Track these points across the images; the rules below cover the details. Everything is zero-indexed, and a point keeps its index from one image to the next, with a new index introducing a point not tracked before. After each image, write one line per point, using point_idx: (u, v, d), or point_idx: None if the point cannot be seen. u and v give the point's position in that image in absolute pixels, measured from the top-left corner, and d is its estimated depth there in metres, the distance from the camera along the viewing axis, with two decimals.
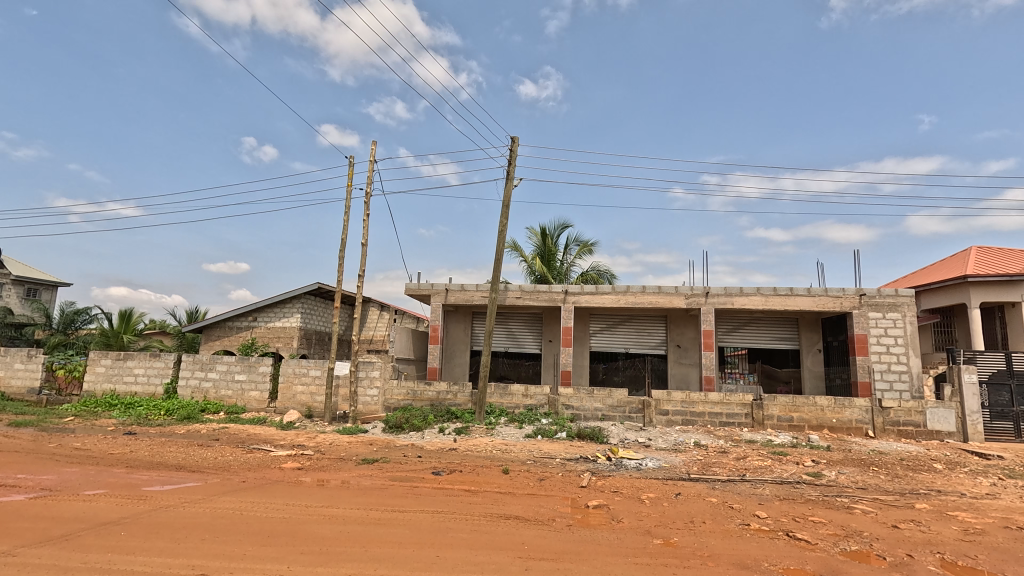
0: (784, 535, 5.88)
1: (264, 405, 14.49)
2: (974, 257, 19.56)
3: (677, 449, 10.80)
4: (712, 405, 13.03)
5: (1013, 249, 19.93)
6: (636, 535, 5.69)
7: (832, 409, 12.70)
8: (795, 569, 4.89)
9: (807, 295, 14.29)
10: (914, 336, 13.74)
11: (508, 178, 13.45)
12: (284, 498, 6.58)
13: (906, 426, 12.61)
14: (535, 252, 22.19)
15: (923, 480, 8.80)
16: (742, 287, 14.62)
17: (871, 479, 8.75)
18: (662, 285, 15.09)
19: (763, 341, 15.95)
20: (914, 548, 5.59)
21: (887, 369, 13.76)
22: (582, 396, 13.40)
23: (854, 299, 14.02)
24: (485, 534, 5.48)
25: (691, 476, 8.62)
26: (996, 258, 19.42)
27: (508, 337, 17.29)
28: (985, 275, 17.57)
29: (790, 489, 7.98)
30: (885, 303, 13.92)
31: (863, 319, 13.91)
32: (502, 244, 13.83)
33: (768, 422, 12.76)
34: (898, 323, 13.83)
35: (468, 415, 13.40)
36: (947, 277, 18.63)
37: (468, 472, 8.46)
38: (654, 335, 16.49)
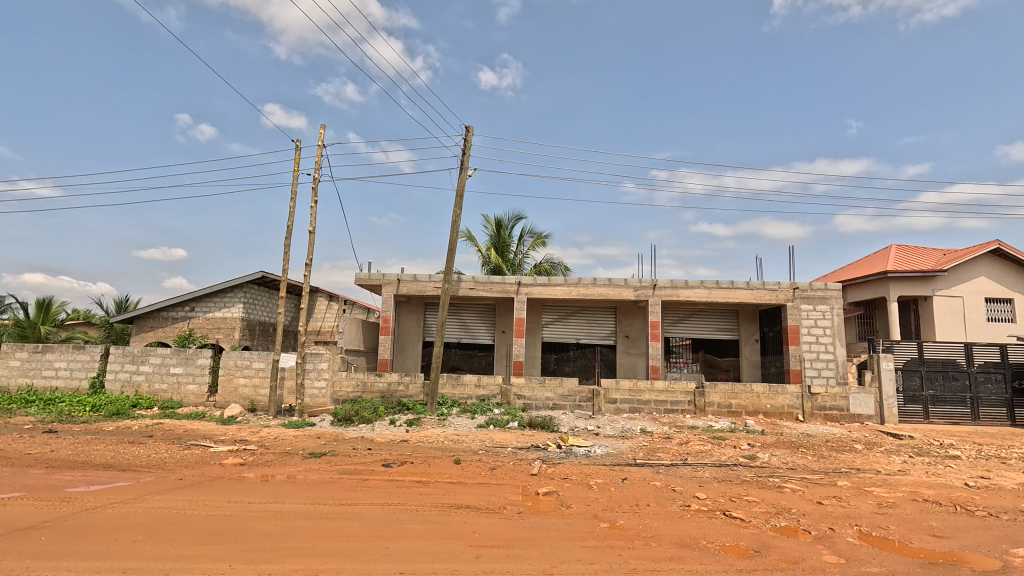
0: (722, 514, 6.23)
1: (203, 400, 13.79)
2: (894, 254, 21.22)
3: (624, 436, 11.19)
4: (657, 393, 13.54)
5: (926, 248, 21.77)
6: (584, 519, 5.86)
7: (766, 395, 13.50)
8: (731, 546, 5.21)
9: (746, 288, 15.04)
10: (840, 326, 14.76)
11: (462, 167, 13.28)
12: (226, 495, 6.30)
13: (832, 411, 13.59)
14: (490, 242, 22.16)
15: (845, 459, 9.55)
16: (687, 279, 15.21)
17: (799, 460, 9.39)
18: (612, 277, 15.42)
19: (704, 332, 16.76)
20: (836, 522, 6.08)
21: (816, 358, 14.67)
22: (533, 386, 13.62)
23: (789, 293, 14.89)
24: (437, 524, 5.50)
25: (638, 462, 8.93)
26: (913, 255, 21.14)
27: (461, 328, 17.24)
28: (903, 271, 19.10)
29: (728, 472, 8.43)
30: (815, 296, 14.86)
31: (796, 311, 14.82)
32: (455, 232, 13.72)
33: (709, 408, 13.41)
34: (827, 314, 14.78)
35: (419, 407, 13.28)
36: (871, 272, 20.14)
37: (420, 464, 8.40)
38: (604, 326, 16.89)
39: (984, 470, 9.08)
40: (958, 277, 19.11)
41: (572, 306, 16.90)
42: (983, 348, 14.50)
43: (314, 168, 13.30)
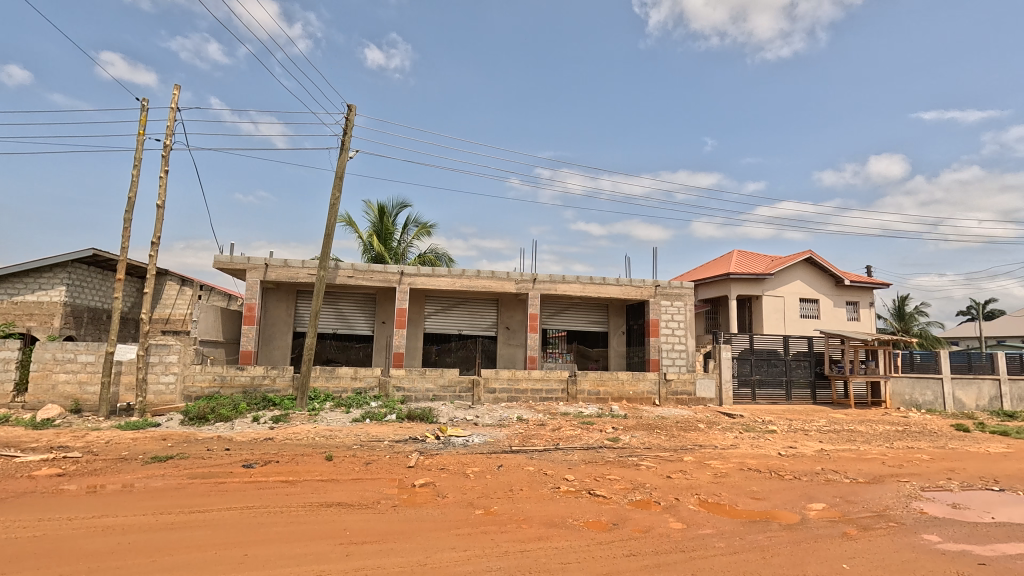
0: (587, 493, 6.74)
1: (6, 400, 11.42)
2: (735, 259, 24.51)
3: (501, 424, 11.53)
4: (534, 381, 14.16)
5: (759, 254, 25.48)
6: (459, 508, 5.95)
7: (629, 382, 14.82)
8: (594, 521, 5.66)
9: (616, 284, 16.30)
10: (691, 320, 16.65)
11: (343, 149, 12.55)
12: (37, 513, 5.30)
13: (682, 395, 15.34)
14: (372, 229, 21.29)
15: (690, 437, 10.88)
16: (564, 275, 16.05)
17: (654, 439, 10.49)
18: (495, 270, 15.73)
19: (578, 324, 17.89)
20: (681, 492, 6.92)
21: (671, 348, 16.42)
22: (413, 377, 13.44)
23: (651, 289, 16.45)
24: (304, 525, 5.19)
25: (513, 449, 9.27)
26: (749, 260, 24.62)
27: (337, 318, 16.38)
28: (742, 273, 22.16)
29: (594, 454, 9.13)
30: (672, 293, 16.59)
31: (656, 306, 16.42)
32: (333, 217, 12.94)
33: (579, 395, 14.36)
34: (681, 310, 16.60)
35: (287, 402, 12.37)
36: (717, 274, 23.06)
37: (287, 462, 7.84)
38: (486, 317, 17.19)
39: (792, 441, 10.95)
40: (781, 280, 22.67)
41: (455, 297, 16.94)
42: (796, 340, 17.41)
43: (165, 133, 11.63)
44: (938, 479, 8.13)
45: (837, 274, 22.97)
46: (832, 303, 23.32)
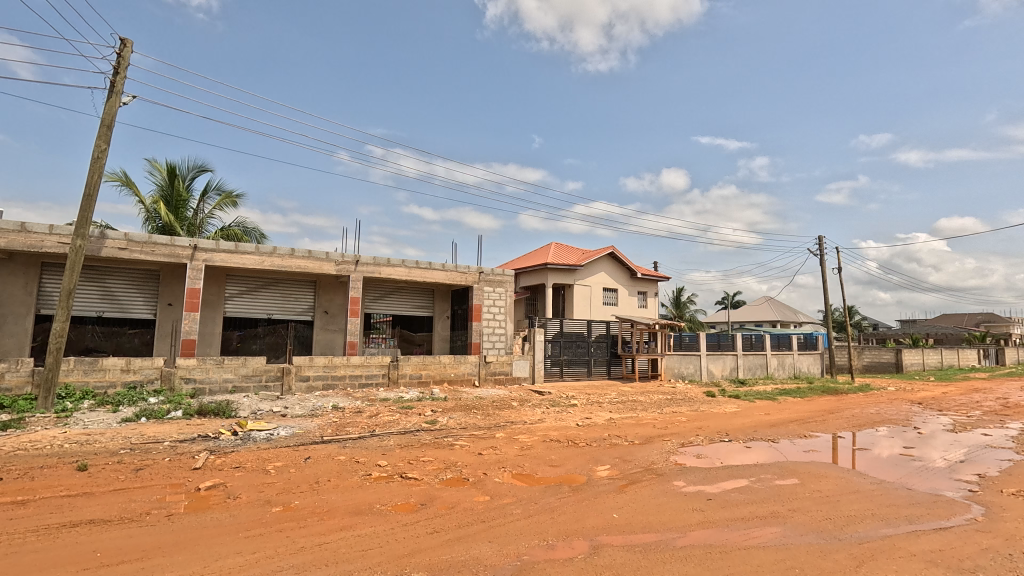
0: (399, 477, 6.73)
1: None
2: (552, 250, 26.77)
3: (313, 414, 10.81)
4: (353, 368, 13.58)
5: (572, 247, 28.25)
6: (253, 508, 5.41)
7: (451, 365, 15.19)
8: (402, 504, 5.68)
9: (441, 270, 16.46)
10: (510, 306, 17.68)
11: (113, 91, 10.20)
12: None
13: (500, 375, 16.28)
14: (158, 194, 17.92)
15: (503, 415, 11.63)
16: (389, 258, 15.65)
17: (470, 419, 10.95)
18: (312, 250, 14.58)
19: (403, 309, 17.66)
20: (489, 467, 7.36)
21: (492, 332, 17.23)
22: (208, 367, 11.80)
23: (475, 276, 17.00)
24: (35, 554, 4.17)
25: (325, 439, 8.77)
26: (564, 252, 27.12)
27: (104, 298, 13.46)
28: (557, 264, 24.30)
29: (411, 438, 9.16)
30: (494, 279, 17.37)
31: (479, 292, 17.06)
32: (98, 174, 10.50)
33: (401, 380, 14.24)
34: (502, 296, 17.50)
35: (24, 403, 9.79)
36: (536, 263, 24.94)
37: (17, 479, 6.19)
38: (301, 301, 15.84)
39: (588, 412, 12.47)
40: (589, 271, 25.49)
41: (266, 278, 15.28)
42: (597, 324, 19.84)
43: None
44: (690, 436, 10.09)
45: (632, 267, 26.67)
46: (627, 292, 27.03)
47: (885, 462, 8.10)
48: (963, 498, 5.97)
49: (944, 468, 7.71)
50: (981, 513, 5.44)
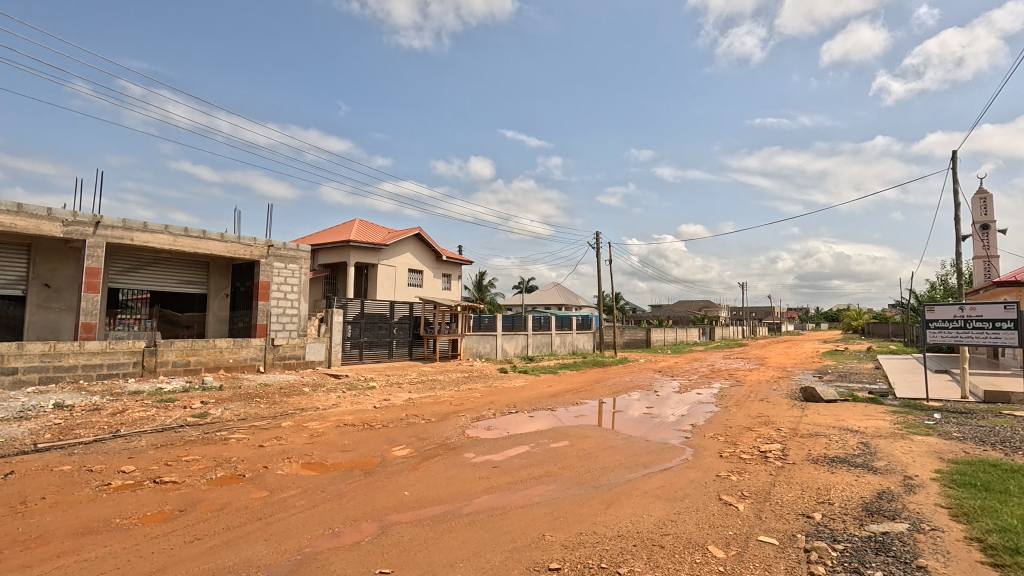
0: (151, 483, 5.64)
1: None
2: (356, 227, 25.43)
3: (22, 417, 8.33)
4: (89, 356, 10.94)
5: (378, 225, 27.29)
6: None
7: (230, 349, 13.44)
8: (153, 514, 4.78)
9: (219, 240, 14.16)
10: (306, 285, 15.83)
11: None
12: None
13: (290, 360, 15.00)
14: None
15: (291, 402, 10.69)
16: (146, 222, 12.87)
17: (251, 409, 9.78)
18: (24, 204, 11.09)
19: (167, 285, 14.86)
20: (271, 459, 6.70)
21: (282, 313, 15.10)
22: None
23: (263, 250, 14.89)
24: None
25: (39, 446, 6.84)
26: (368, 229, 26.02)
27: None
28: (360, 242, 23.18)
29: (171, 435, 7.76)
30: (287, 255, 15.41)
31: (268, 267, 14.92)
32: None
33: (161, 369, 12.02)
34: (296, 273, 15.60)
35: None
36: (337, 240, 23.42)
37: None
38: (5, 270, 12.03)
39: (386, 394, 12.30)
40: (394, 251, 24.98)
41: None
42: (400, 305, 19.69)
43: None
44: (483, 410, 10.75)
45: (438, 250, 27.01)
46: (432, 274, 27.33)
47: (633, 421, 9.88)
48: (681, 444, 7.64)
49: (671, 421, 9.76)
50: (690, 454, 7.05)
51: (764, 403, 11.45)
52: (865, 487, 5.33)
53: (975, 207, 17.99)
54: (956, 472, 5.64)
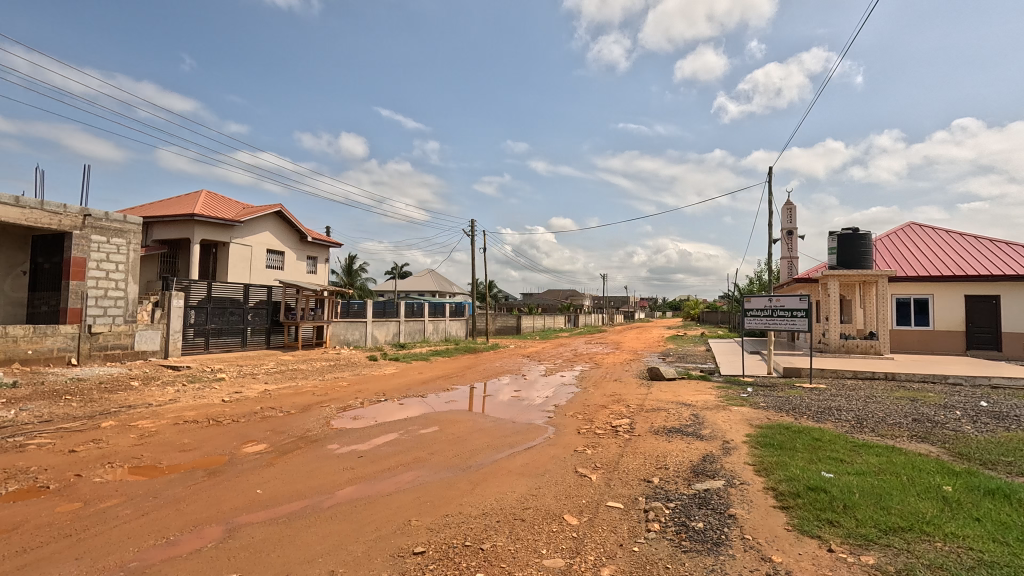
0: None
1: None
2: (203, 199, 22.49)
3: None
4: None
5: (230, 199, 24.44)
6: None
7: (28, 339, 11.13)
8: None
9: (13, 205, 11.52)
10: (135, 263, 13.66)
11: None
12: None
13: (114, 350, 12.83)
14: None
15: (115, 399, 9.18)
16: None
17: (59, 409, 8.20)
18: None
19: None
20: (86, 466, 5.70)
21: (102, 295, 12.84)
22: None
23: (77, 220, 12.46)
24: None
25: None
26: (219, 203, 23.18)
27: None
28: (208, 217, 20.56)
29: None
30: (110, 228, 13.12)
31: (83, 241, 12.52)
32: None
33: None
34: (122, 250, 13.36)
35: None
36: (178, 213, 20.50)
37: None
38: None
39: (238, 386, 11.15)
40: (250, 229, 22.61)
41: None
42: (257, 289, 17.97)
43: None
44: (349, 400, 10.29)
45: (302, 230, 25.06)
46: (295, 256, 25.29)
47: (501, 404, 10.24)
48: (544, 423, 8.12)
49: (536, 403, 10.30)
50: (552, 432, 7.52)
51: (618, 383, 12.63)
52: (694, 452, 6.19)
53: (784, 216, 21.61)
54: (761, 435, 6.81)
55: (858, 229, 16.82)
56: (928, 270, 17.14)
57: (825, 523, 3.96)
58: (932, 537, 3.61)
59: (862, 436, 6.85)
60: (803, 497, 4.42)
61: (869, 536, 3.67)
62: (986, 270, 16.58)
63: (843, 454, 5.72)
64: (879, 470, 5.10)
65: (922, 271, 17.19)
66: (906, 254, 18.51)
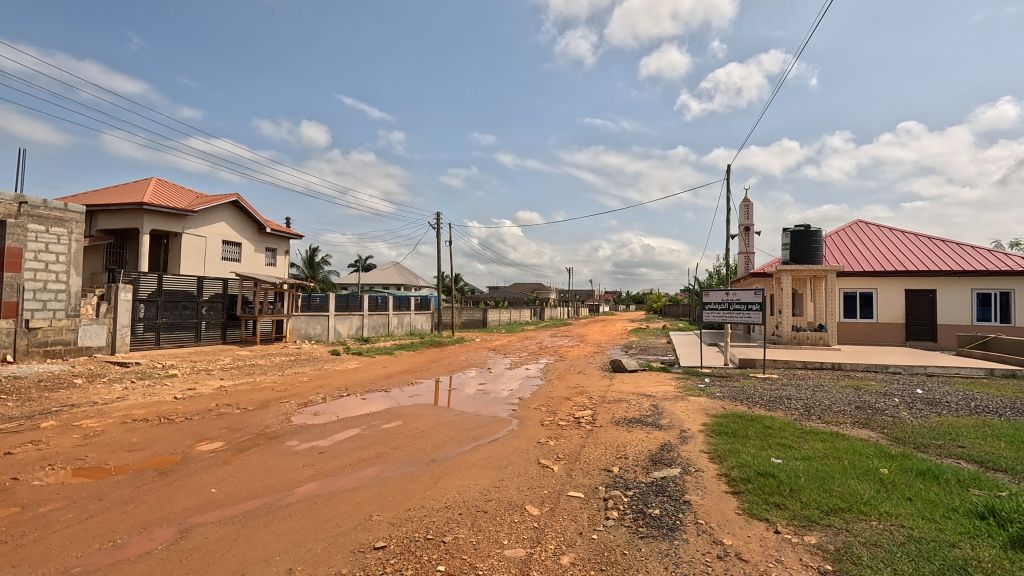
0: None
1: None
2: (152, 187, 21.42)
3: None
4: None
5: (183, 188, 23.37)
6: None
7: None
8: None
9: None
10: (77, 254, 12.94)
11: None
12: None
13: (54, 346, 12.09)
14: None
15: (57, 398, 8.69)
16: None
17: None
18: None
19: None
20: (24, 469, 5.38)
21: (41, 288, 12.08)
22: None
23: (12, 208, 11.66)
24: None
25: None
26: (170, 192, 22.14)
27: None
28: (158, 206, 19.60)
29: None
30: (50, 217, 12.35)
31: (18, 231, 11.75)
32: None
33: None
34: (63, 240, 12.60)
35: None
36: (125, 201, 19.45)
37: None
38: None
39: (191, 382, 10.73)
40: (205, 219, 21.71)
41: None
42: (211, 282, 17.31)
43: None
44: (310, 395, 10.08)
45: (260, 221, 24.23)
46: (252, 248, 24.45)
47: (466, 398, 10.25)
48: (508, 416, 8.19)
49: (501, 396, 10.37)
50: (516, 424, 7.60)
51: (582, 375, 12.84)
52: (652, 442, 6.38)
53: (741, 213, 22.34)
54: (716, 423, 7.09)
55: (810, 226, 17.57)
56: (873, 266, 18.10)
57: (773, 506, 4.17)
58: (868, 516, 3.86)
59: (809, 423, 7.22)
60: (753, 483, 4.63)
61: (812, 517, 3.89)
62: (925, 266, 17.64)
63: (792, 440, 6.03)
64: (823, 455, 5.41)
65: (867, 267, 18.13)
66: (853, 250, 19.48)
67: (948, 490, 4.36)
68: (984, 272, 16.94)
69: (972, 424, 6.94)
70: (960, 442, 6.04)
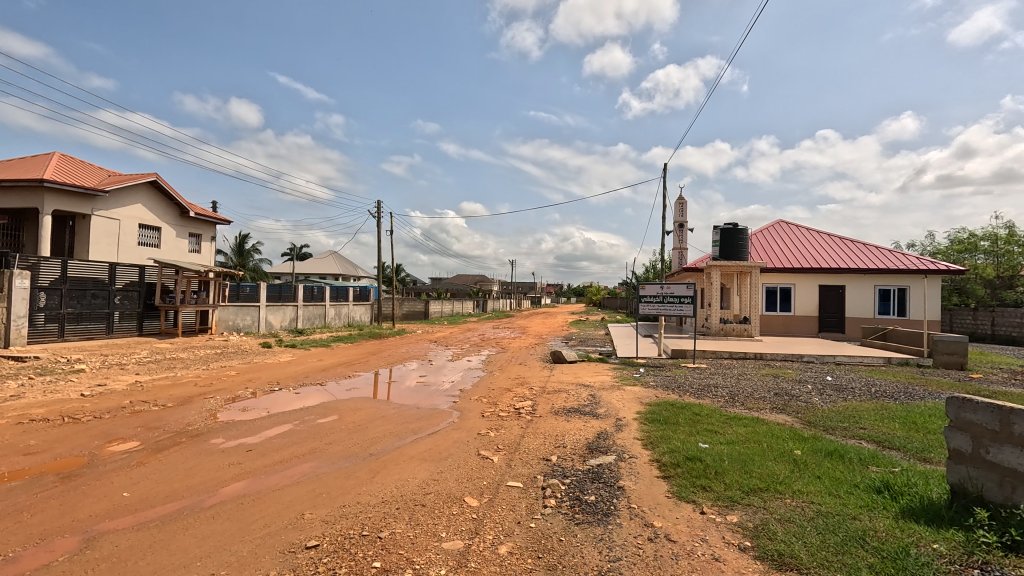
0: None
1: None
2: (56, 163, 19.34)
3: None
4: None
5: (92, 165, 21.27)
6: None
7: None
8: None
9: None
10: None
11: None
12: None
13: None
14: None
15: None
16: None
17: None
18: None
19: None
20: None
21: None
22: None
23: None
24: None
25: None
26: (77, 169, 20.09)
27: None
28: (63, 184, 17.74)
29: None
30: None
31: None
32: None
33: None
34: None
35: None
36: (22, 178, 17.41)
37: None
38: None
39: (101, 378, 9.82)
40: (118, 200, 19.88)
41: None
42: (124, 270, 15.91)
43: None
44: (239, 390, 9.53)
45: (182, 204, 22.53)
46: (174, 233, 22.70)
47: (407, 390, 10.09)
48: (449, 409, 8.12)
49: (442, 389, 10.28)
50: (456, 416, 7.55)
51: (523, 367, 12.95)
52: (589, 430, 6.57)
53: (676, 211, 23.33)
54: (649, 412, 7.38)
55: (738, 225, 18.61)
56: (792, 262, 19.45)
57: (699, 489, 4.40)
58: (783, 495, 4.16)
59: (734, 409, 7.70)
60: (682, 467, 4.88)
61: (734, 497, 4.15)
62: (837, 263, 19.16)
63: (717, 426, 6.40)
64: (744, 439, 5.78)
65: (787, 263, 19.45)
66: (775, 248, 20.83)
67: (852, 468, 4.78)
68: (886, 270, 18.65)
69: (873, 407, 7.65)
70: (863, 424, 6.65)
